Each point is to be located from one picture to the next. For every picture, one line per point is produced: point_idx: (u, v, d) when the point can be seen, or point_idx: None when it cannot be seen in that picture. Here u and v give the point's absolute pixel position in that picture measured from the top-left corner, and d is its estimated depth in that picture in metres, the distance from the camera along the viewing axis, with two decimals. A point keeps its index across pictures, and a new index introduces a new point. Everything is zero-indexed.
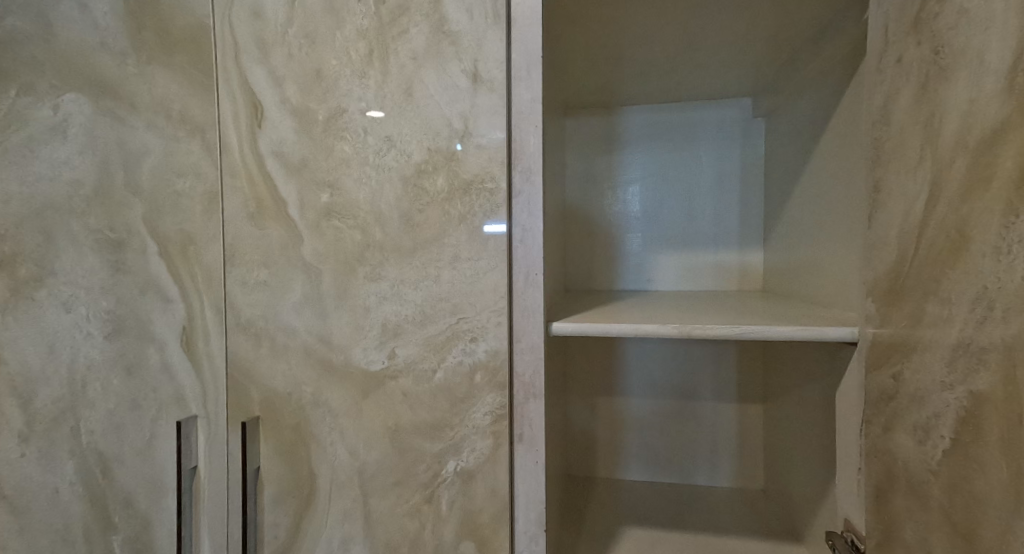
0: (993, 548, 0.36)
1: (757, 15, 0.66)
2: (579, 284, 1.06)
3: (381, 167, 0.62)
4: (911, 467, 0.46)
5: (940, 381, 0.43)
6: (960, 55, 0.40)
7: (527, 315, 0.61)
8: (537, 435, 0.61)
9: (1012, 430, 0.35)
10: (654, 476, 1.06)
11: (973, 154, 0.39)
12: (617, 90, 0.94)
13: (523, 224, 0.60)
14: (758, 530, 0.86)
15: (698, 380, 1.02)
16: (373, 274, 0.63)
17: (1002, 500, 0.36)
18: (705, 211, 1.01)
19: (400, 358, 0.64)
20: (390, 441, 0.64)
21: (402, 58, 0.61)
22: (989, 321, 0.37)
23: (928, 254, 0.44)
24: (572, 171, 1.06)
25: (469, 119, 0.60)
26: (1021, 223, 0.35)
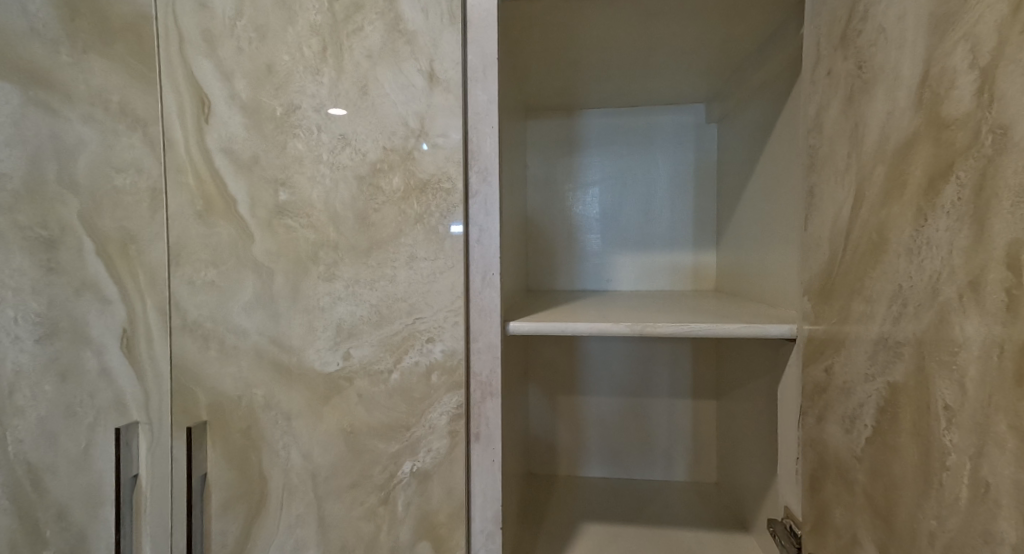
0: (907, 527, 0.40)
1: (705, 26, 0.69)
2: (541, 284, 1.07)
3: (335, 166, 0.61)
4: (840, 455, 0.50)
5: (864, 373, 0.46)
6: (880, 70, 0.43)
7: (483, 315, 0.61)
8: (494, 434, 0.62)
9: (921, 417, 0.38)
10: (612, 471, 1.08)
11: (890, 162, 0.42)
12: (576, 93, 0.96)
13: (480, 224, 0.61)
14: (710, 521, 0.89)
15: (654, 378, 1.05)
16: (327, 274, 0.62)
17: (913, 482, 0.39)
18: (662, 213, 1.04)
19: (356, 358, 0.63)
20: (345, 443, 0.63)
21: (357, 56, 0.60)
22: (903, 317, 0.40)
23: (854, 255, 0.47)
24: (533, 173, 1.07)
25: (425, 119, 0.60)
26: (928, 227, 0.38)
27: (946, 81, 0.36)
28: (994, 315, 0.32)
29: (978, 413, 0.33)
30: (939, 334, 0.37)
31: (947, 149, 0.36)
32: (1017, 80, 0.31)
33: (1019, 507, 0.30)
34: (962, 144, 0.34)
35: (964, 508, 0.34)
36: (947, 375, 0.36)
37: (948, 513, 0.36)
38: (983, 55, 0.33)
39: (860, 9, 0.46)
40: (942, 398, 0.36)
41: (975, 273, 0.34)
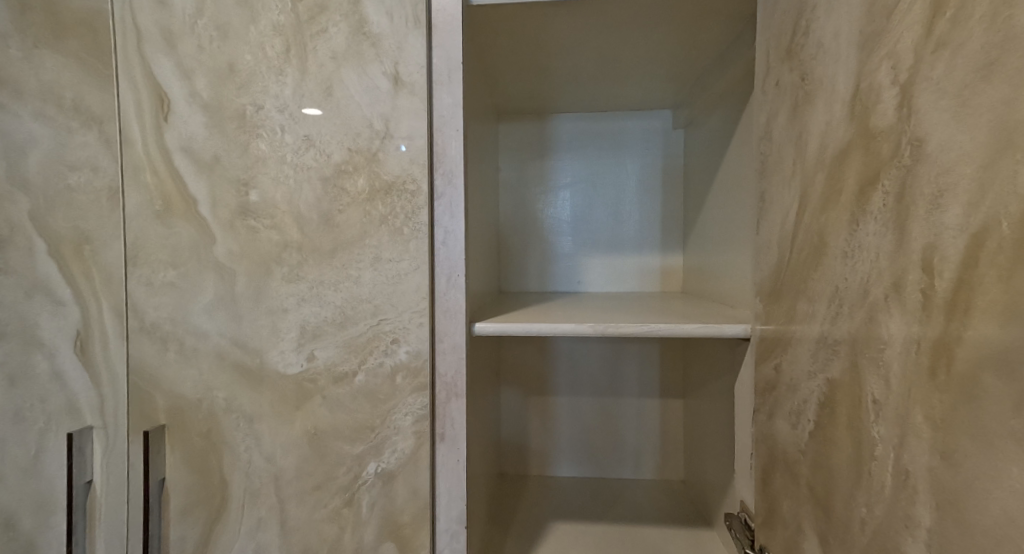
0: (843, 516, 0.42)
1: (665, 36, 0.71)
2: (513, 286, 1.08)
3: (300, 166, 0.61)
4: (787, 449, 0.52)
5: (807, 370, 0.48)
6: (819, 83, 0.46)
7: (449, 315, 0.62)
8: (458, 434, 0.63)
9: (856, 411, 0.41)
10: (582, 470, 1.10)
11: (829, 170, 0.44)
12: (546, 98, 0.98)
13: (445, 226, 0.62)
14: (676, 518, 0.92)
15: (623, 377, 1.07)
16: (291, 275, 0.62)
17: (848, 473, 0.41)
18: (631, 215, 1.06)
19: (320, 360, 0.63)
20: (309, 445, 0.63)
21: (321, 56, 0.60)
22: (840, 317, 0.43)
23: (799, 258, 0.50)
24: (505, 176, 1.08)
25: (390, 121, 0.60)
26: (860, 231, 0.40)
27: (874, 96, 0.38)
28: (912, 314, 0.35)
29: (901, 406, 0.36)
30: (869, 333, 0.39)
31: (875, 159, 0.38)
32: (930, 96, 0.33)
33: (933, 492, 0.33)
34: (887, 153, 0.37)
35: (888, 495, 0.37)
36: (876, 371, 0.38)
37: (876, 500, 0.38)
38: (902, 72, 0.35)
39: (803, 24, 0.48)
40: (872, 392, 0.39)
41: (898, 275, 0.36)
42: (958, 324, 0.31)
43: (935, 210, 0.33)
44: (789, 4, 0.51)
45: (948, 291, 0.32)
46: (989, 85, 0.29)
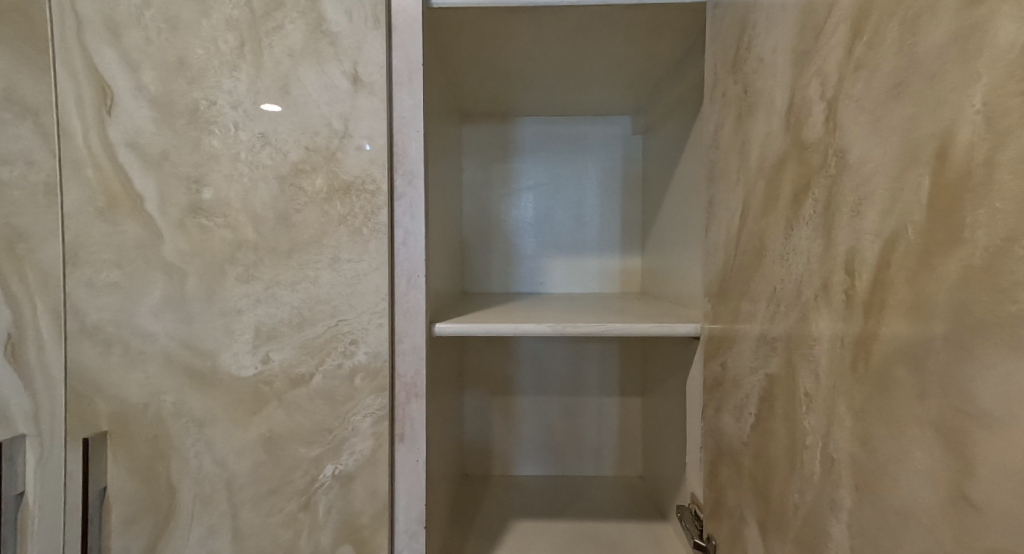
0: (779, 502, 0.45)
1: (622, 45, 0.74)
2: (477, 287, 1.09)
3: (255, 164, 0.60)
4: (732, 442, 0.55)
5: (749, 366, 0.51)
6: (760, 96, 0.49)
7: (409, 316, 0.63)
8: (418, 434, 0.63)
9: (791, 404, 0.44)
10: (544, 468, 1.11)
11: (768, 177, 0.47)
12: (510, 101, 0.99)
13: (405, 226, 0.62)
14: (633, 512, 0.94)
15: (584, 376, 1.09)
16: (245, 275, 0.61)
17: (784, 461, 0.44)
18: (592, 218, 1.09)
19: (275, 362, 0.61)
20: (264, 449, 0.62)
21: (277, 53, 0.59)
22: (778, 315, 0.46)
23: (742, 260, 0.53)
24: (469, 178, 1.09)
25: (349, 120, 0.60)
26: (794, 235, 0.43)
27: (805, 110, 0.42)
28: (838, 313, 0.38)
29: (828, 398, 0.39)
30: (802, 330, 0.42)
31: (807, 169, 0.41)
32: (851, 112, 0.36)
33: (853, 476, 0.36)
34: (817, 163, 0.40)
35: (818, 481, 0.40)
36: (808, 365, 0.41)
37: (807, 486, 0.41)
38: (829, 89, 0.39)
39: (746, 40, 0.51)
40: (805, 385, 0.42)
41: (826, 276, 0.39)
42: (874, 321, 0.34)
43: (856, 216, 0.36)
44: (733, 21, 0.54)
45: (866, 291, 0.35)
46: (898, 103, 0.32)
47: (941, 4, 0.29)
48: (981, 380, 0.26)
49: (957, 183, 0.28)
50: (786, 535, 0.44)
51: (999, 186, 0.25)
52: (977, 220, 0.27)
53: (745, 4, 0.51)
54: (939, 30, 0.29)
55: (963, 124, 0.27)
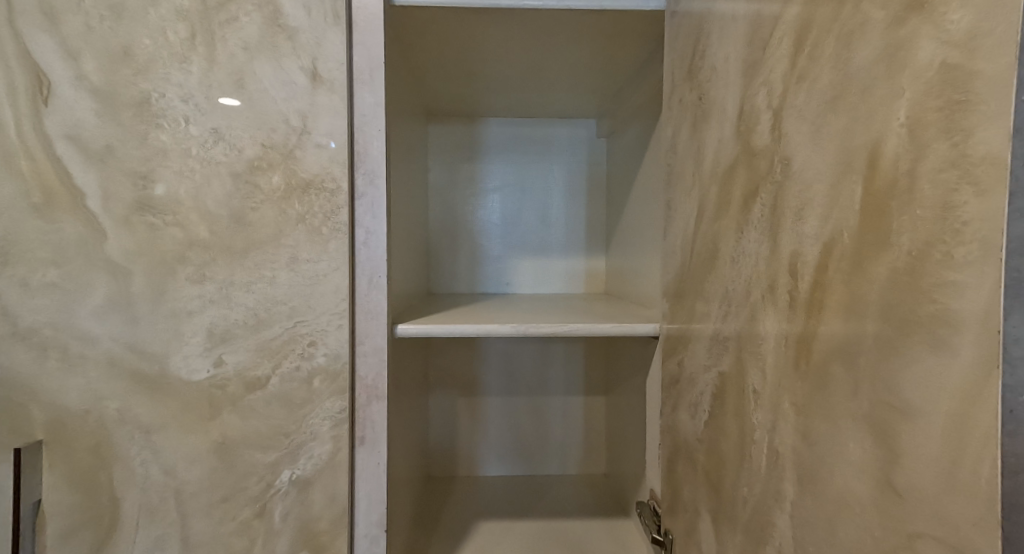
0: (730, 495, 0.47)
1: (585, 50, 0.75)
2: (442, 287, 1.08)
3: (207, 160, 0.58)
4: (687, 438, 0.57)
5: (703, 365, 0.53)
6: (713, 104, 0.51)
7: (370, 317, 0.62)
8: (379, 436, 0.63)
9: (740, 400, 0.46)
10: (510, 468, 1.12)
11: (721, 182, 0.49)
12: (476, 101, 0.99)
13: (367, 226, 0.62)
14: (596, 510, 0.96)
15: (550, 376, 1.10)
16: (197, 275, 0.58)
17: (734, 456, 0.46)
18: (558, 219, 1.10)
19: (229, 365, 0.59)
20: (217, 455, 0.60)
21: (231, 46, 0.57)
22: (730, 315, 0.48)
23: (697, 262, 0.55)
24: (435, 178, 1.08)
25: (308, 117, 0.59)
26: (744, 238, 0.45)
27: (754, 119, 0.43)
28: (783, 313, 0.39)
29: (774, 394, 0.40)
30: (751, 330, 0.44)
31: (755, 175, 0.43)
32: (794, 121, 0.38)
33: (796, 469, 0.37)
34: (764, 170, 0.42)
35: (765, 473, 0.41)
36: (756, 363, 0.43)
37: (755, 479, 0.43)
38: (775, 99, 0.40)
39: (700, 49, 0.53)
40: (753, 383, 0.44)
41: (772, 278, 0.41)
42: (814, 321, 0.36)
43: (798, 221, 0.38)
44: (689, 30, 0.56)
45: (807, 292, 0.36)
46: (834, 114, 0.34)
47: (872, 22, 0.30)
48: (905, 375, 0.28)
49: (885, 190, 0.30)
50: (736, 527, 0.46)
51: (921, 194, 0.27)
52: (902, 226, 0.28)
53: (700, 14, 0.53)
54: (869, 47, 0.31)
55: (890, 136, 0.29)
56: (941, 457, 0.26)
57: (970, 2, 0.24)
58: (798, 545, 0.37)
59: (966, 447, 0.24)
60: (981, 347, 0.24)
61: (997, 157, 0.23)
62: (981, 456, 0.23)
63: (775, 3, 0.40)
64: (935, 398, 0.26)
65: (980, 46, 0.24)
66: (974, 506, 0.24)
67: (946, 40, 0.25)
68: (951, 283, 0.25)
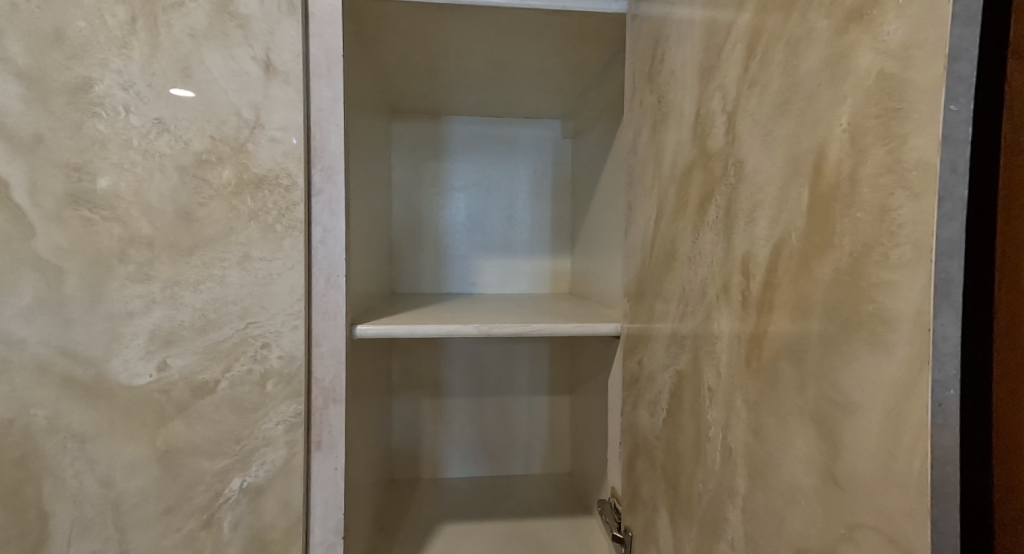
0: (687, 491, 0.48)
1: (549, 51, 0.75)
2: (406, 287, 1.07)
3: (149, 152, 0.54)
4: (647, 435, 0.58)
5: (662, 363, 0.54)
6: (671, 107, 0.52)
7: (328, 317, 0.60)
8: (336, 440, 0.61)
9: (696, 398, 0.47)
10: (475, 470, 1.11)
11: (678, 184, 0.50)
12: (441, 99, 0.97)
13: (324, 224, 0.60)
14: (560, 509, 0.96)
15: (515, 376, 1.10)
16: (138, 274, 0.55)
17: (691, 452, 0.47)
18: (523, 219, 1.10)
19: (174, 369, 0.56)
20: (160, 464, 0.56)
21: (176, 32, 0.54)
22: (686, 314, 0.49)
23: (656, 262, 0.56)
24: (398, 176, 1.06)
25: (261, 110, 0.56)
26: (700, 239, 0.46)
27: (709, 123, 0.44)
28: (736, 312, 0.40)
29: (727, 391, 0.42)
30: (706, 329, 0.45)
31: (711, 177, 0.44)
32: (746, 125, 0.39)
33: (747, 465, 0.39)
34: (719, 172, 0.43)
35: (719, 469, 0.42)
36: (711, 361, 0.44)
37: (709, 475, 0.44)
38: (728, 103, 0.41)
39: (659, 53, 0.54)
40: (708, 380, 0.45)
41: (726, 278, 0.42)
42: (764, 320, 0.37)
43: (750, 223, 0.39)
44: (649, 34, 0.57)
45: (758, 291, 0.37)
46: (783, 119, 0.35)
47: (817, 31, 0.31)
48: (846, 372, 0.29)
49: (828, 194, 0.31)
50: (692, 522, 0.46)
51: (861, 197, 0.28)
52: (844, 228, 0.29)
53: (659, 19, 0.54)
54: (814, 55, 0.32)
55: (833, 142, 0.30)
56: (877, 450, 0.27)
57: (905, 15, 0.25)
58: (749, 537, 0.38)
59: (900, 440, 0.25)
60: (914, 344, 0.25)
61: (928, 163, 0.24)
62: (913, 449, 0.25)
63: (729, 9, 0.41)
64: (873, 393, 0.27)
65: (913, 56, 0.25)
66: (907, 497, 0.25)
67: (883, 50, 0.27)
68: (887, 283, 0.26)
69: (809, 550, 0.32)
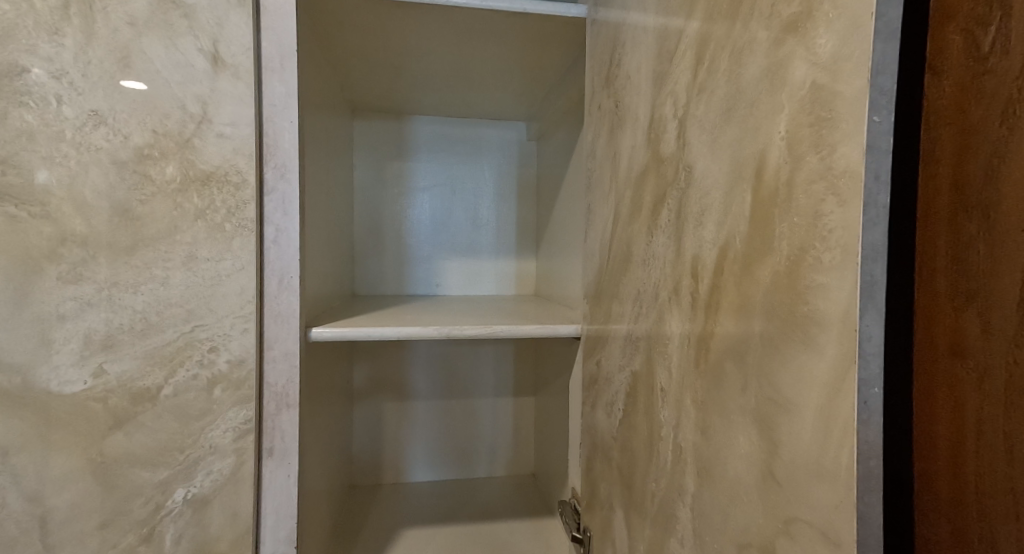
0: (640, 489, 0.48)
1: (512, 53, 0.75)
2: (368, 288, 1.05)
3: (84, 145, 0.51)
4: (604, 435, 0.58)
5: (618, 364, 0.55)
6: (627, 111, 0.53)
7: (280, 320, 0.58)
8: (289, 447, 0.59)
9: (649, 398, 0.47)
10: (439, 473, 1.10)
11: (634, 187, 0.51)
12: (404, 98, 0.96)
13: (276, 223, 0.58)
14: (524, 511, 0.96)
15: (480, 378, 1.10)
16: (70, 275, 0.52)
17: (644, 452, 0.48)
18: (488, 220, 1.10)
19: (110, 375, 0.53)
20: (95, 477, 0.53)
21: (114, 21, 0.51)
22: (641, 316, 0.49)
23: (613, 264, 0.56)
24: (359, 175, 1.04)
25: (208, 104, 0.54)
26: (653, 242, 0.47)
27: (661, 128, 0.45)
28: (686, 314, 0.41)
29: (678, 391, 0.42)
30: (658, 330, 0.46)
31: (662, 181, 0.45)
32: (695, 131, 0.40)
33: (696, 463, 0.39)
34: (670, 177, 0.44)
35: (670, 468, 0.43)
36: (663, 362, 0.45)
37: (662, 474, 0.45)
38: (679, 109, 0.42)
39: (616, 58, 0.55)
40: (661, 381, 0.45)
41: (677, 280, 0.43)
42: (711, 322, 0.38)
43: (698, 226, 0.40)
44: (607, 40, 0.58)
45: (706, 293, 0.38)
46: (727, 126, 0.36)
47: (757, 41, 0.32)
48: (784, 372, 0.30)
49: (768, 199, 0.32)
50: (645, 520, 0.47)
51: (797, 202, 0.29)
52: (782, 232, 0.30)
53: (616, 25, 0.55)
54: (755, 65, 0.33)
55: (772, 149, 0.31)
56: (811, 447, 0.28)
57: (833, 29, 0.26)
58: (697, 535, 0.39)
59: (831, 437, 0.26)
60: (843, 345, 0.26)
61: (855, 171, 0.25)
62: (841, 445, 0.26)
63: (679, 17, 0.42)
64: (808, 391, 0.28)
65: (841, 68, 0.26)
66: (836, 491, 0.26)
67: (816, 62, 0.28)
68: (819, 285, 0.27)
69: (750, 545, 0.33)
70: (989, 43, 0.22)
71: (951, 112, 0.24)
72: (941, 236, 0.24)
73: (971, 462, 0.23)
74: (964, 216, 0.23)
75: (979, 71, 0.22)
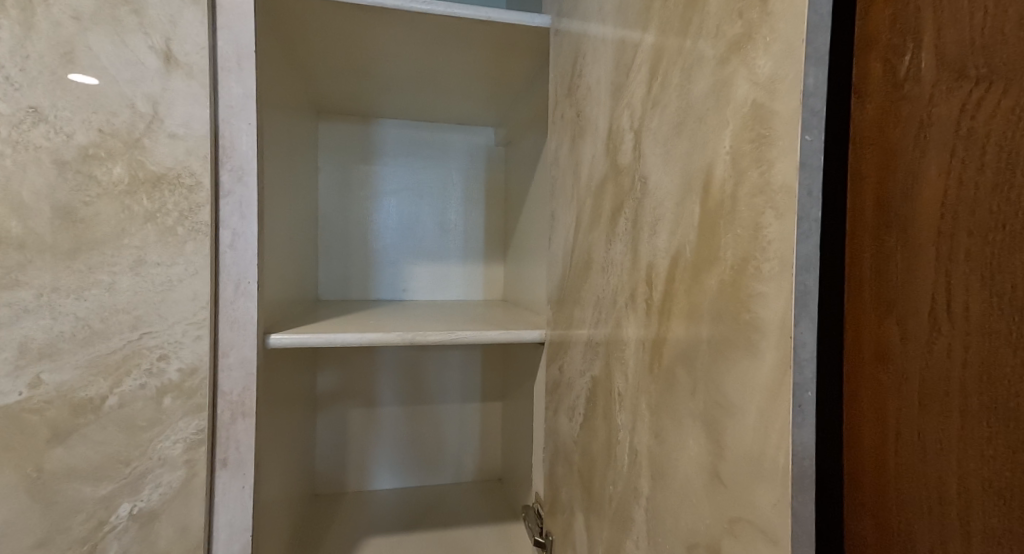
0: (599, 492, 0.49)
1: (477, 60, 0.75)
2: (333, 293, 1.03)
3: (22, 144, 0.49)
4: (566, 439, 0.59)
5: (579, 369, 0.56)
6: (588, 121, 0.54)
7: (236, 326, 0.56)
8: (245, 457, 0.57)
9: (608, 402, 0.48)
10: (404, 481, 1.08)
11: (594, 195, 0.52)
12: (371, 101, 0.95)
13: (233, 227, 0.56)
14: (490, 516, 0.96)
15: (447, 383, 1.09)
16: (6, 280, 0.49)
17: (603, 455, 0.49)
18: (456, 224, 1.09)
19: (49, 386, 0.50)
20: (30, 493, 0.50)
21: (56, 13, 0.49)
22: (600, 320, 0.50)
23: (575, 270, 0.58)
24: (324, 178, 1.02)
25: (159, 103, 0.52)
26: (611, 248, 0.48)
27: (619, 138, 0.47)
28: (642, 320, 0.42)
29: (634, 395, 0.43)
30: (616, 336, 0.47)
31: (620, 190, 0.46)
32: (650, 142, 0.41)
33: (650, 466, 0.40)
34: (626, 186, 0.45)
35: (626, 471, 0.44)
36: (620, 367, 0.46)
37: (619, 477, 0.45)
38: (634, 121, 0.44)
39: (578, 69, 0.56)
40: (618, 386, 0.46)
41: (633, 287, 0.44)
42: (664, 328, 0.39)
43: (653, 234, 0.41)
44: (569, 50, 0.59)
45: (659, 299, 0.39)
46: (678, 139, 0.37)
47: (704, 59, 0.34)
48: (729, 377, 0.31)
49: (714, 209, 0.33)
50: (603, 522, 0.48)
51: (739, 214, 0.30)
52: (727, 242, 0.31)
53: (578, 37, 0.56)
54: (702, 82, 0.34)
55: (718, 163, 0.33)
56: (752, 448, 0.29)
57: (771, 51, 0.28)
58: (650, 535, 0.40)
59: (769, 439, 0.28)
60: (780, 351, 0.27)
61: (790, 187, 0.26)
62: (778, 446, 0.27)
63: (636, 32, 0.43)
64: (750, 395, 0.29)
65: (777, 88, 0.27)
66: (774, 490, 0.27)
67: (756, 82, 0.29)
68: (760, 294, 0.28)
69: (698, 545, 0.34)
70: (904, 70, 0.23)
71: (873, 133, 0.25)
72: (867, 249, 0.25)
73: (891, 460, 0.24)
74: (886, 230, 0.25)
75: (896, 97, 0.24)
